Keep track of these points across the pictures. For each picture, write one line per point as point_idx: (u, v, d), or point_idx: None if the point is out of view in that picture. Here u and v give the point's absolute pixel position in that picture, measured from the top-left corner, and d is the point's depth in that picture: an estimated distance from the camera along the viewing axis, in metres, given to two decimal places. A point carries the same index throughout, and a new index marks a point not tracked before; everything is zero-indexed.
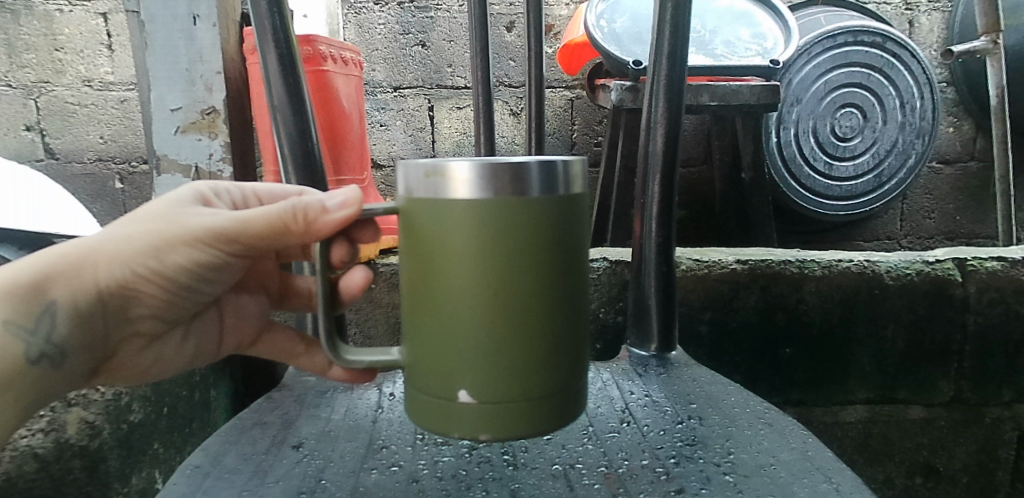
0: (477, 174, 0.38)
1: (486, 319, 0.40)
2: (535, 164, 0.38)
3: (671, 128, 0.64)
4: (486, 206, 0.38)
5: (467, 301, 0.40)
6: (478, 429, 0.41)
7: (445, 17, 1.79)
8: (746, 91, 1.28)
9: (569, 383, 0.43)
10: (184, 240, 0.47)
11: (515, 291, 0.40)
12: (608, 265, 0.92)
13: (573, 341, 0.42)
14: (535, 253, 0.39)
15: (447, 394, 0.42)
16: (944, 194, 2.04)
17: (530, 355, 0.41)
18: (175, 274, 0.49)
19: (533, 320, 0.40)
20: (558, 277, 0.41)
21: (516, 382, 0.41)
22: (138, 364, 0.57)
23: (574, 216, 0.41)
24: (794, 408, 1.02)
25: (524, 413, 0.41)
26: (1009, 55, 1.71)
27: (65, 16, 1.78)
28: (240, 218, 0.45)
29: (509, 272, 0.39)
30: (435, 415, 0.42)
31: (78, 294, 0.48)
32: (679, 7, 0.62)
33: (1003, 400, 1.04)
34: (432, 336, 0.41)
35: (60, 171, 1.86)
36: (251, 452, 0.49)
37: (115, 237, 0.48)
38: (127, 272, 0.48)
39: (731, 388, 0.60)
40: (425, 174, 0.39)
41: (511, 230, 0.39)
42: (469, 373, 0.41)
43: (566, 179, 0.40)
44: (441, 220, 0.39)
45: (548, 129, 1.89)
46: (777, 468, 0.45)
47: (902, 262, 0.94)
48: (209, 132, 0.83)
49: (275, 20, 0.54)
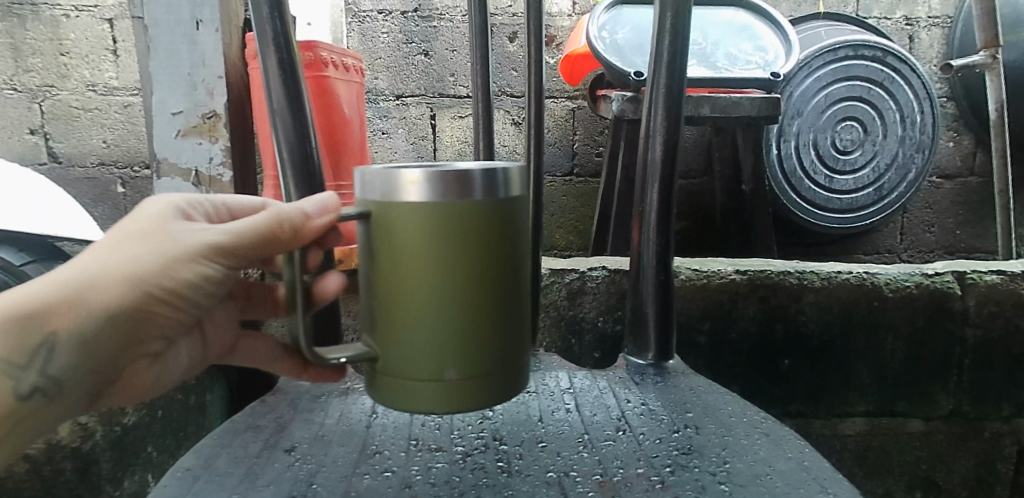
0: (428, 179, 0.39)
1: (439, 314, 0.41)
2: (478, 170, 0.40)
3: (670, 137, 0.65)
4: (436, 207, 0.40)
5: (419, 297, 0.41)
6: (426, 405, 0.43)
7: (448, 26, 1.80)
8: (746, 104, 1.28)
9: (512, 360, 0.45)
10: (188, 256, 0.45)
11: (458, 274, 0.41)
12: (607, 273, 0.91)
13: (518, 327, 0.45)
14: (482, 249, 0.41)
15: (395, 373, 0.43)
16: (944, 208, 2.04)
17: (474, 333, 0.42)
18: (187, 293, 0.47)
19: (483, 310, 0.42)
20: (499, 261, 0.42)
21: (461, 361, 0.42)
22: (138, 388, 0.54)
23: (515, 203, 0.43)
24: (792, 420, 1.02)
25: (478, 397, 0.43)
26: (1009, 71, 1.71)
27: (71, 21, 1.80)
28: (245, 231, 0.44)
29: (452, 256, 0.41)
30: (386, 393, 0.44)
31: (79, 327, 0.45)
32: (678, 17, 0.62)
33: (1002, 414, 1.04)
34: (382, 319, 0.43)
35: (63, 175, 1.86)
36: (243, 455, 0.48)
37: (114, 260, 0.45)
38: (136, 297, 0.45)
39: (728, 398, 0.59)
40: (375, 173, 0.41)
41: (452, 216, 0.40)
42: (426, 364, 0.42)
43: (507, 181, 0.42)
44: (394, 221, 0.40)
45: (549, 139, 1.89)
46: (773, 478, 0.45)
47: (902, 274, 0.94)
48: (210, 136, 0.83)
49: (276, 24, 0.54)
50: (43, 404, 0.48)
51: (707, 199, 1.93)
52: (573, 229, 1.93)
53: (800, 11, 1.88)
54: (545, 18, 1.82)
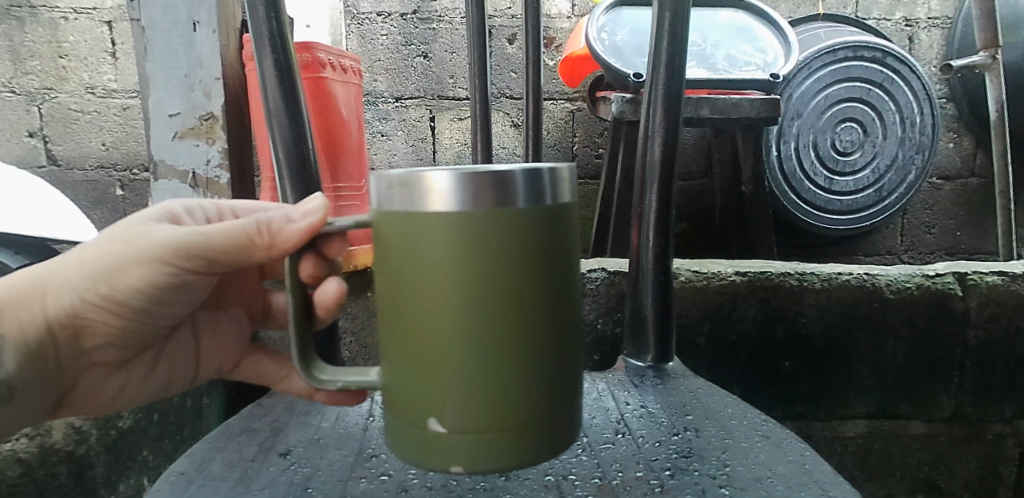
0: (456, 190, 0.37)
1: (471, 355, 0.39)
2: (519, 172, 0.37)
3: (669, 138, 0.64)
4: (466, 234, 0.37)
5: (452, 319, 0.38)
6: (456, 458, 0.40)
7: (447, 28, 1.80)
8: (746, 105, 1.28)
9: (558, 408, 0.41)
10: (143, 258, 0.48)
11: (493, 312, 0.38)
12: (607, 275, 0.91)
13: (564, 352, 0.41)
14: (522, 264, 0.38)
15: (425, 421, 0.41)
16: (944, 209, 2.03)
17: (511, 378, 0.39)
18: (130, 296, 0.50)
19: (524, 332, 0.39)
20: (539, 297, 0.39)
21: (496, 409, 0.40)
22: (106, 394, 0.57)
23: (560, 231, 0.40)
24: (793, 423, 1.01)
25: (516, 430, 0.40)
26: (1009, 72, 1.71)
27: (70, 24, 1.80)
28: (202, 237, 0.46)
29: (487, 292, 0.38)
30: (415, 443, 0.41)
31: (26, 328, 0.48)
32: (676, 17, 0.62)
33: (1004, 415, 1.03)
34: (412, 361, 0.40)
35: (61, 178, 1.86)
36: (238, 459, 0.48)
37: (69, 263, 0.49)
38: (78, 297, 0.49)
39: (729, 400, 0.59)
40: (402, 187, 0.38)
41: (486, 246, 0.37)
42: (459, 392, 0.39)
43: (553, 184, 0.39)
44: (424, 235, 0.38)
45: (549, 141, 1.89)
46: (774, 481, 0.45)
47: (902, 275, 0.93)
48: (207, 137, 0.83)
49: (273, 25, 0.54)
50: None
51: (707, 200, 1.93)
52: None
53: (800, 13, 1.88)
54: (545, 20, 1.82)
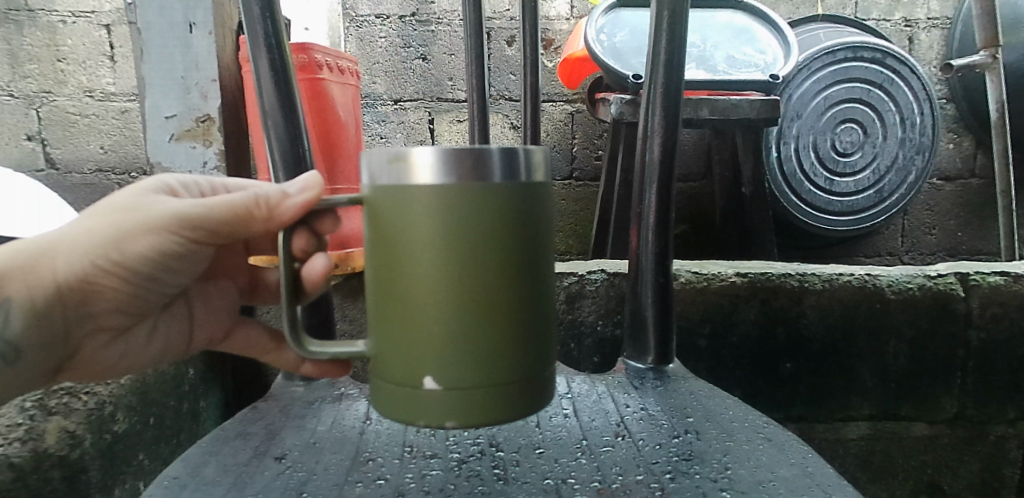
0: (438, 162, 0.38)
1: (457, 315, 0.40)
2: (496, 149, 0.38)
3: (667, 138, 0.64)
4: (449, 200, 0.38)
5: (431, 290, 0.39)
6: (443, 416, 0.41)
7: (445, 31, 1.80)
8: (746, 106, 1.27)
9: (536, 368, 0.43)
10: (148, 228, 0.48)
11: (477, 273, 0.39)
12: (606, 276, 0.90)
13: (538, 325, 0.42)
14: (496, 239, 0.39)
15: (412, 382, 0.41)
16: (944, 210, 2.03)
17: (495, 337, 0.40)
18: (137, 264, 0.50)
19: (499, 304, 0.40)
20: (520, 260, 0.40)
21: (481, 367, 0.41)
22: (105, 359, 0.58)
23: (538, 200, 0.41)
24: (795, 425, 1.01)
25: (491, 399, 0.41)
26: (1010, 72, 1.71)
27: (68, 28, 1.80)
28: (204, 209, 0.46)
29: (471, 255, 0.39)
30: (401, 404, 0.42)
31: (36, 292, 0.49)
32: (676, 15, 0.61)
33: (1007, 417, 1.02)
34: (398, 323, 0.41)
35: (60, 182, 1.86)
36: (232, 464, 0.47)
37: (76, 228, 0.49)
38: (85, 264, 0.49)
39: (729, 402, 0.58)
40: (388, 160, 0.39)
41: (470, 211, 0.38)
42: (438, 361, 0.40)
43: (528, 165, 0.40)
44: (410, 204, 0.39)
45: (548, 143, 1.88)
46: (776, 484, 0.44)
47: (903, 276, 0.93)
48: (203, 139, 0.82)
49: (267, 26, 0.53)
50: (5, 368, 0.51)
51: (707, 202, 1.92)
52: (573, 233, 1.92)
53: (799, 14, 1.88)
54: (544, 22, 1.82)
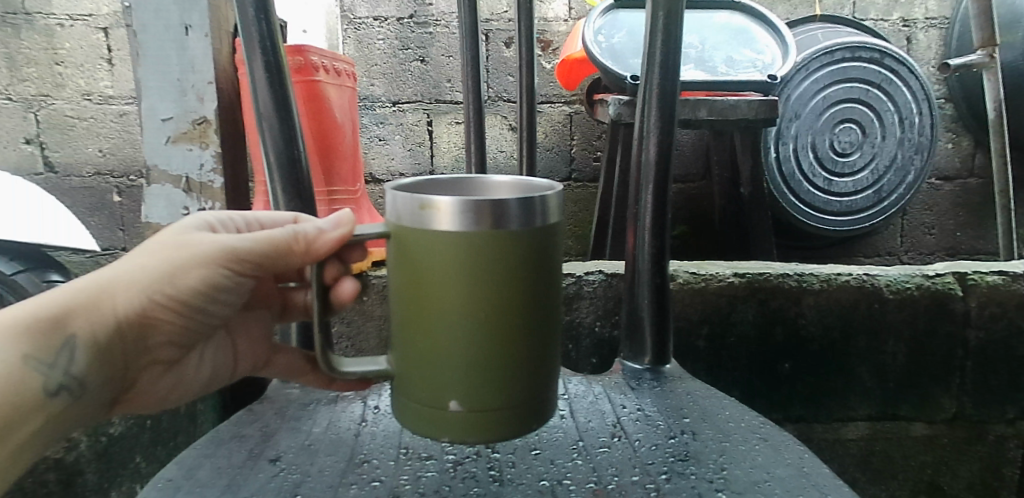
0: (460, 211, 0.39)
1: (480, 343, 0.42)
2: (514, 201, 0.40)
3: (663, 139, 0.64)
4: (475, 241, 0.40)
5: (457, 321, 0.41)
6: (465, 434, 0.43)
7: (444, 32, 1.80)
8: (744, 106, 1.25)
9: (546, 386, 0.46)
10: (201, 261, 0.48)
11: (500, 305, 0.41)
12: (604, 277, 0.90)
13: (545, 353, 0.45)
14: (517, 272, 0.41)
15: (436, 402, 0.43)
16: (944, 209, 2.03)
17: (514, 363, 0.43)
18: (193, 298, 0.49)
19: (511, 336, 0.42)
20: (536, 292, 0.43)
21: (501, 390, 0.43)
22: (152, 394, 0.55)
23: (553, 237, 0.43)
24: (794, 425, 1.01)
25: (503, 420, 0.44)
26: (1008, 71, 1.71)
27: (66, 31, 1.80)
28: (254, 243, 0.47)
29: (494, 290, 0.41)
30: (424, 422, 0.44)
31: (99, 327, 0.47)
32: (671, 16, 0.61)
33: (1006, 417, 1.02)
34: (424, 349, 0.43)
35: (60, 185, 1.86)
36: (227, 465, 0.47)
37: (132, 264, 0.48)
38: (146, 299, 0.47)
39: (727, 403, 0.58)
40: (413, 204, 0.41)
41: (494, 251, 0.40)
42: (453, 386, 0.43)
43: (544, 209, 0.42)
44: (437, 243, 0.40)
45: (547, 144, 1.88)
46: (772, 485, 0.44)
47: (902, 276, 0.92)
48: (200, 142, 0.82)
49: (262, 27, 0.53)
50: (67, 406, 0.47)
51: (706, 202, 1.92)
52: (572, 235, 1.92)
53: (797, 15, 1.88)
54: (542, 23, 1.82)
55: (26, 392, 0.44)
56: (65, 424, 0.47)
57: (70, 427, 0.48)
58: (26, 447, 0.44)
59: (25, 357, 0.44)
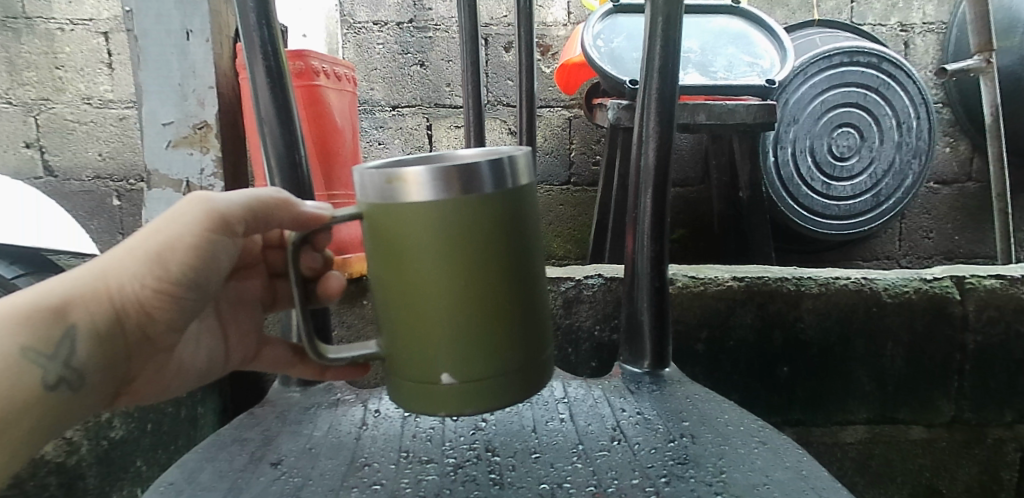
0: (431, 179, 0.40)
1: (464, 312, 0.42)
2: (485, 162, 0.40)
3: (663, 143, 0.64)
4: (447, 212, 0.41)
5: (438, 291, 0.42)
6: (461, 405, 0.44)
7: (444, 37, 1.80)
8: (742, 110, 1.26)
9: (537, 353, 0.46)
10: (184, 232, 0.48)
11: (478, 271, 0.42)
12: (603, 281, 0.91)
13: (531, 318, 0.45)
14: (490, 237, 0.42)
15: (428, 378, 0.44)
16: (942, 213, 2.04)
17: (500, 326, 0.43)
18: (184, 275, 0.49)
19: (496, 297, 0.43)
20: (514, 256, 0.43)
21: (490, 357, 0.43)
22: (158, 383, 0.55)
23: (524, 202, 0.43)
24: (793, 428, 1.01)
25: (498, 386, 0.44)
26: (1005, 76, 1.71)
27: (66, 35, 1.81)
28: (238, 199, 0.48)
29: (470, 259, 0.42)
30: (420, 399, 0.45)
31: (96, 314, 0.48)
32: (670, 22, 0.62)
33: (1004, 420, 1.03)
34: (411, 325, 0.44)
35: (60, 189, 1.86)
36: (228, 469, 0.48)
37: (123, 251, 0.49)
38: (138, 283, 0.48)
39: (726, 406, 0.58)
40: (384, 180, 0.41)
41: (466, 218, 0.41)
42: (442, 358, 0.43)
43: (513, 171, 0.42)
44: (410, 217, 0.41)
45: (546, 148, 1.89)
46: (771, 488, 0.44)
47: (900, 279, 0.93)
48: (201, 146, 0.83)
49: (264, 34, 0.54)
50: (67, 396, 0.47)
51: (706, 207, 1.93)
52: (571, 238, 1.92)
53: (795, 19, 1.90)
54: (542, 28, 1.83)
55: (22, 385, 0.45)
56: (69, 417, 0.48)
57: (73, 419, 0.48)
58: (27, 442, 0.45)
59: (24, 350, 0.45)
